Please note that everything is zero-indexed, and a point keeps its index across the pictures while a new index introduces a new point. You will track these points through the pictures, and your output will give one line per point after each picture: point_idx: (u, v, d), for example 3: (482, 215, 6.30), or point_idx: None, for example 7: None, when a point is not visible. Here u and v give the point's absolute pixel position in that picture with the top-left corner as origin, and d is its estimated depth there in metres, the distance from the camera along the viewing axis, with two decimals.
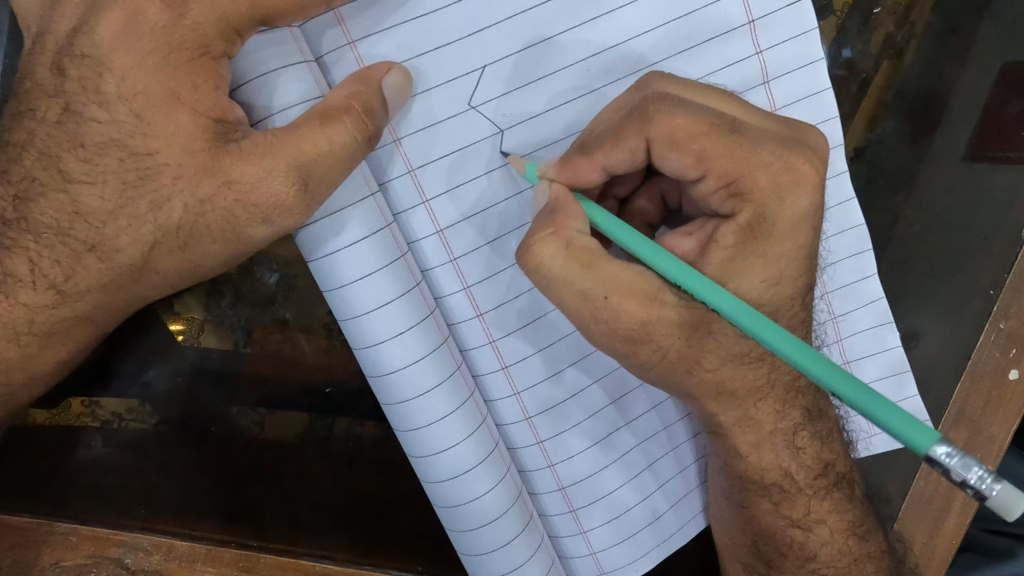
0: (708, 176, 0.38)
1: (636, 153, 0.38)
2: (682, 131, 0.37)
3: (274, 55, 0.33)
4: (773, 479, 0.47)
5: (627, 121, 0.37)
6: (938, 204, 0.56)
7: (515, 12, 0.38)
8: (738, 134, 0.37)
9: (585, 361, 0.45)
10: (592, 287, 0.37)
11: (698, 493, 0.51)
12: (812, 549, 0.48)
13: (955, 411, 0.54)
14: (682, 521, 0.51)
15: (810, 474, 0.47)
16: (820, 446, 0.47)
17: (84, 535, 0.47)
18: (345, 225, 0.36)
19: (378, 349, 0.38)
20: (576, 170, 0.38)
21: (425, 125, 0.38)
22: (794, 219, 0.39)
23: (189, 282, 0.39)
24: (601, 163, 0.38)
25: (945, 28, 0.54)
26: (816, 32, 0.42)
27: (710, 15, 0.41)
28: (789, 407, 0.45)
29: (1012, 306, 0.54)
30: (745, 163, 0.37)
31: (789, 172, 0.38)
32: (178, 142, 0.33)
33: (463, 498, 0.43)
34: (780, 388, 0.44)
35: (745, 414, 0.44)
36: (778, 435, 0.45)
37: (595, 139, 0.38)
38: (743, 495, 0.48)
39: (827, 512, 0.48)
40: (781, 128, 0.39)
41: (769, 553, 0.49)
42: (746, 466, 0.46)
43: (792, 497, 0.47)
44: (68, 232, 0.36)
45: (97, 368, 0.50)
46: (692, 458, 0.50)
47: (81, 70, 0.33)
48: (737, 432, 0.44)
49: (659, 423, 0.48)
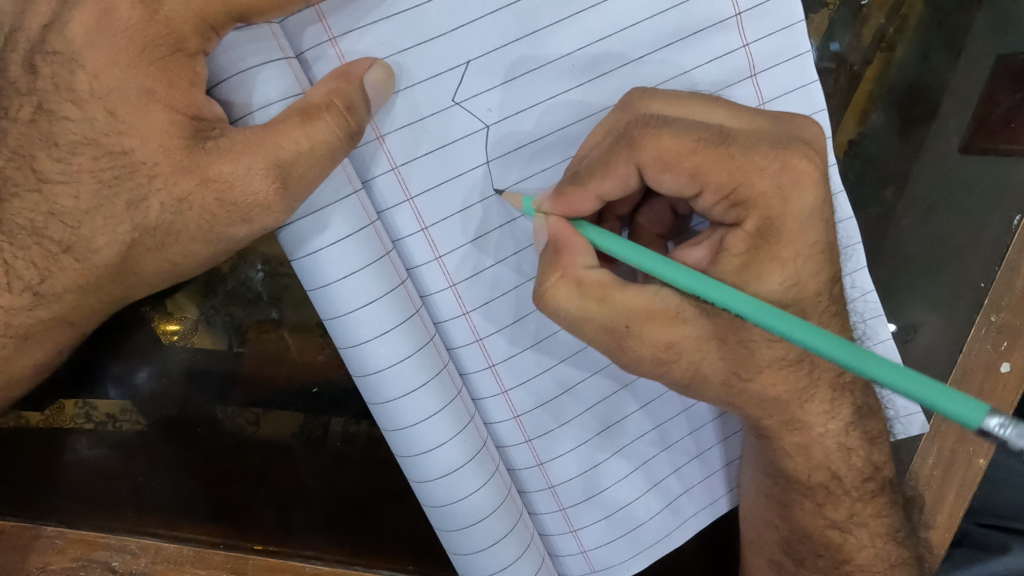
0: (706, 191, 0.38)
1: (629, 179, 0.38)
2: (671, 152, 0.37)
3: (253, 52, 0.33)
4: (819, 481, 0.47)
5: (615, 149, 0.37)
6: (929, 198, 0.56)
7: (499, 7, 0.38)
8: (727, 144, 0.37)
9: (587, 351, 0.45)
10: (612, 319, 0.38)
11: (721, 474, 0.52)
12: (849, 552, 0.49)
13: (949, 405, 0.54)
14: (709, 500, 0.52)
15: (858, 476, 0.48)
16: (870, 448, 0.47)
17: (71, 539, 0.50)
18: (327, 223, 0.35)
19: (362, 349, 0.38)
20: (570, 200, 0.38)
21: (409, 122, 0.38)
22: (801, 217, 0.38)
23: (169, 283, 0.39)
24: (595, 193, 0.38)
25: (934, 20, 0.53)
26: (803, 24, 0.42)
27: (696, 8, 0.41)
28: (836, 406, 0.45)
29: (1003, 300, 0.53)
30: (739, 171, 0.37)
31: (789, 172, 0.38)
32: (155, 140, 0.33)
33: (450, 498, 0.43)
34: (825, 385, 0.44)
35: (791, 418, 0.45)
36: (829, 436, 0.46)
37: (586, 168, 0.38)
38: (787, 495, 0.49)
39: (870, 516, 0.49)
40: (774, 127, 0.39)
41: (802, 552, 0.50)
42: (794, 466, 0.47)
43: (836, 499, 0.48)
44: (43, 232, 0.36)
45: (79, 370, 0.50)
46: (712, 441, 0.51)
47: (53, 68, 0.33)
48: (785, 434, 0.45)
49: (679, 406, 0.49)
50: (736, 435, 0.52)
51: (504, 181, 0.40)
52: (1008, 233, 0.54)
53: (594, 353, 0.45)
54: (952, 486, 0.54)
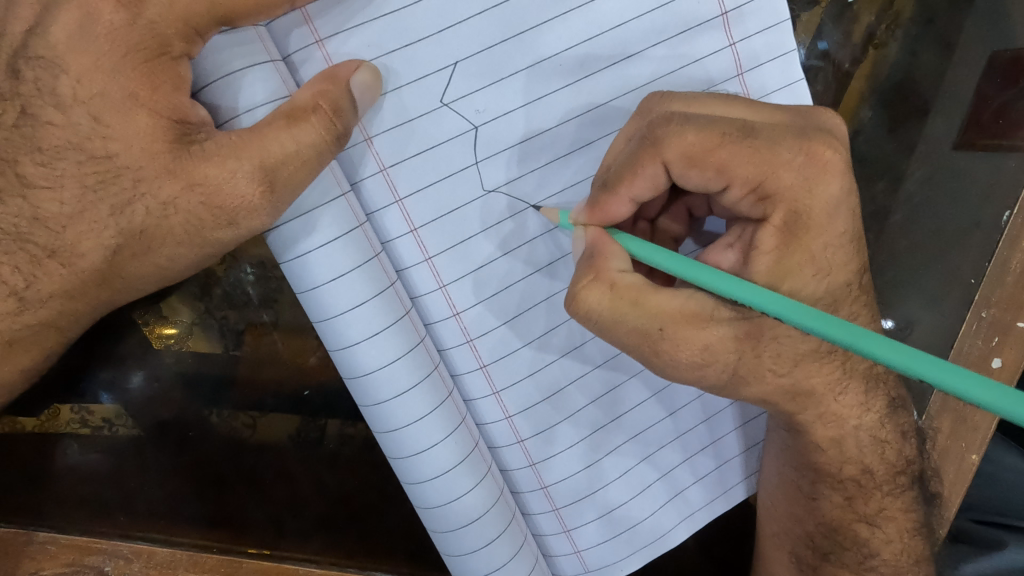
0: (733, 185, 0.38)
1: (658, 178, 0.38)
2: (696, 148, 0.37)
3: (238, 56, 0.33)
4: (851, 474, 0.49)
5: (641, 149, 0.37)
6: (922, 197, 0.56)
7: (487, 7, 0.38)
8: (751, 138, 0.37)
9: (587, 345, 0.45)
10: (646, 321, 0.38)
11: (740, 460, 0.52)
12: (874, 547, 0.50)
13: (939, 398, 0.55)
14: (722, 489, 0.52)
15: (891, 469, 0.50)
16: (901, 441, 0.49)
17: (62, 544, 0.49)
18: (316, 225, 0.35)
19: (353, 351, 0.38)
20: (606, 207, 0.38)
21: (397, 123, 0.38)
22: (828, 205, 0.39)
23: (156, 288, 0.39)
24: (628, 196, 0.38)
25: (923, 17, 0.53)
26: (788, 22, 0.42)
27: (684, 6, 0.41)
28: (871, 396, 0.47)
29: (993, 296, 0.54)
30: (765, 165, 0.37)
31: (813, 163, 0.38)
32: (139, 144, 0.33)
33: (442, 500, 0.43)
34: (859, 376, 0.46)
35: (825, 411, 0.46)
36: (863, 429, 0.48)
37: (615, 173, 0.38)
38: (814, 487, 0.50)
39: (898, 510, 0.51)
40: (792, 119, 0.39)
41: (828, 546, 0.51)
42: (825, 458, 0.48)
43: (867, 493, 0.50)
44: (28, 237, 0.36)
45: (69, 375, 0.49)
46: (728, 427, 0.51)
47: (37, 73, 0.33)
48: (817, 428, 0.46)
49: (689, 394, 0.49)
50: (758, 417, 0.52)
51: (492, 183, 0.40)
52: (998, 231, 0.55)
53: (592, 349, 0.45)
54: (947, 475, 0.54)
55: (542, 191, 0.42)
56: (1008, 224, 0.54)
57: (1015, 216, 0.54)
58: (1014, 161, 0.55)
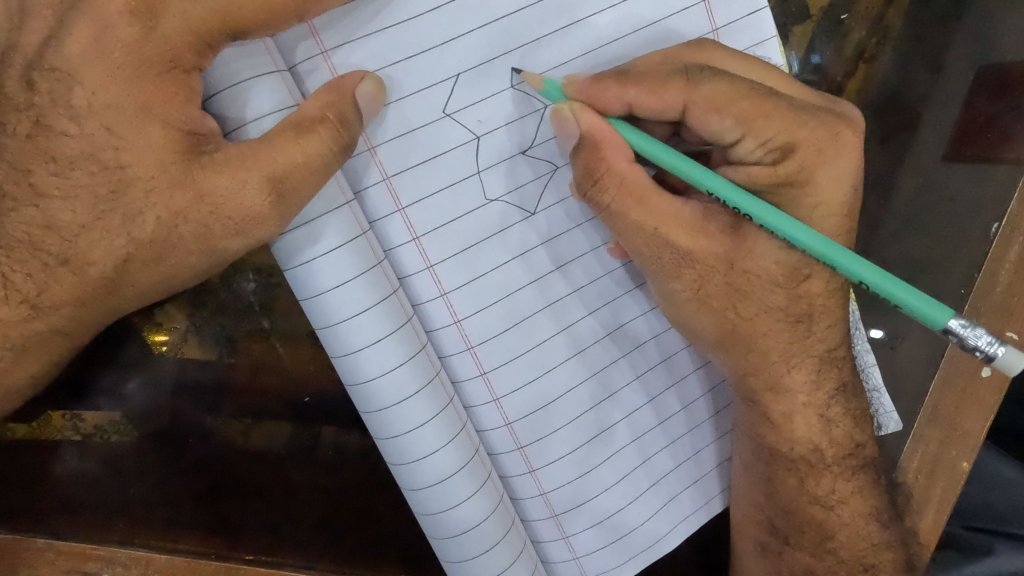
0: (747, 137, 0.39)
1: (671, 108, 0.39)
2: (722, 97, 0.38)
3: (245, 67, 0.34)
4: (802, 452, 0.50)
5: (673, 76, 0.39)
6: (927, 205, 0.57)
7: (488, 21, 0.39)
8: (775, 97, 0.39)
9: (583, 354, 0.46)
10: (637, 228, 0.40)
11: (719, 470, 0.53)
12: (831, 529, 0.52)
13: (929, 409, 0.55)
14: (705, 499, 0.53)
15: (840, 450, 0.50)
16: (852, 425, 0.50)
17: (61, 551, 0.49)
18: (322, 233, 0.36)
19: (355, 358, 0.38)
20: (604, 92, 0.39)
21: (400, 133, 0.38)
22: (835, 180, 0.41)
23: (163, 297, 0.39)
24: (627, 98, 0.39)
25: (910, 31, 0.54)
26: (774, 41, 0.44)
27: (675, 24, 0.42)
28: (822, 377, 0.48)
29: (982, 305, 0.55)
30: (780, 123, 0.39)
31: (833, 141, 0.40)
32: (151, 155, 0.33)
33: (442, 506, 0.43)
34: (813, 356, 0.47)
35: (775, 382, 0.47)
36: (810, 407, 0.48)
37: (635, 72, 0.39)
38: (770, 469, 0.51)
39: (849, 493, 0.51)
40: (820, 101, 0.42)
41: (785, 530, 0.53)
42: (777, 436, 0.49)
43: (817, 473, 0.51)
44: (41, 245, 0.36)
45: (72, 382, 0.50)
46: (712, 437, 0.52)
47: (51, 84, 0.33)
48: (768, 399, 0.48)
49: (678, 402, 0.50)
50: (726, 434, 0.53)
51: (490, 194, 0.41)
52: (985, 242, 0.56)
53: (591, 354, 0.46)
54: (937, 484, 0.55)
55: (541, 203, 0.42)
56: (996, 235, 0.55)
57: (1001, 228, 0.55)
58: (1002, 174, 0.55)
